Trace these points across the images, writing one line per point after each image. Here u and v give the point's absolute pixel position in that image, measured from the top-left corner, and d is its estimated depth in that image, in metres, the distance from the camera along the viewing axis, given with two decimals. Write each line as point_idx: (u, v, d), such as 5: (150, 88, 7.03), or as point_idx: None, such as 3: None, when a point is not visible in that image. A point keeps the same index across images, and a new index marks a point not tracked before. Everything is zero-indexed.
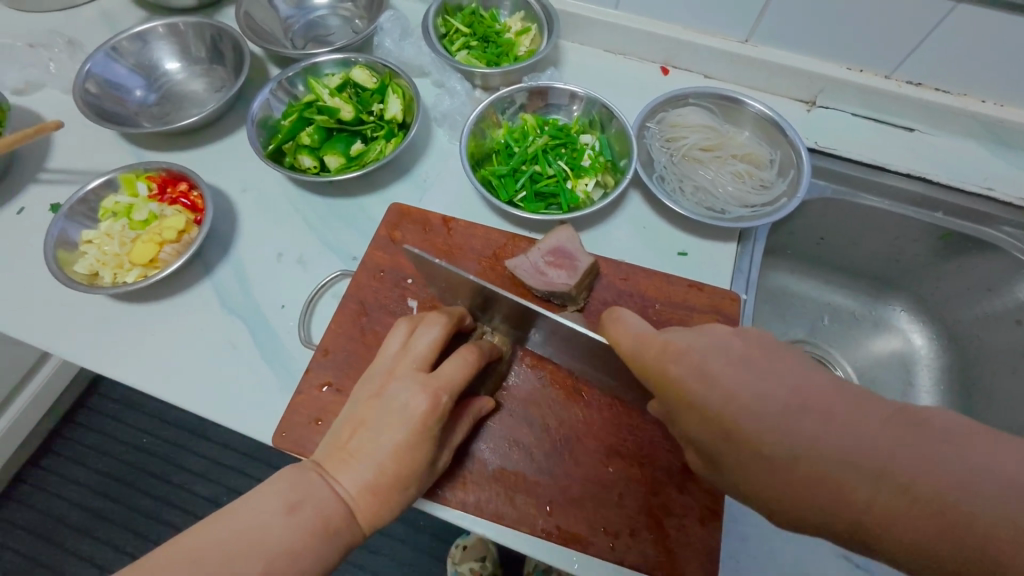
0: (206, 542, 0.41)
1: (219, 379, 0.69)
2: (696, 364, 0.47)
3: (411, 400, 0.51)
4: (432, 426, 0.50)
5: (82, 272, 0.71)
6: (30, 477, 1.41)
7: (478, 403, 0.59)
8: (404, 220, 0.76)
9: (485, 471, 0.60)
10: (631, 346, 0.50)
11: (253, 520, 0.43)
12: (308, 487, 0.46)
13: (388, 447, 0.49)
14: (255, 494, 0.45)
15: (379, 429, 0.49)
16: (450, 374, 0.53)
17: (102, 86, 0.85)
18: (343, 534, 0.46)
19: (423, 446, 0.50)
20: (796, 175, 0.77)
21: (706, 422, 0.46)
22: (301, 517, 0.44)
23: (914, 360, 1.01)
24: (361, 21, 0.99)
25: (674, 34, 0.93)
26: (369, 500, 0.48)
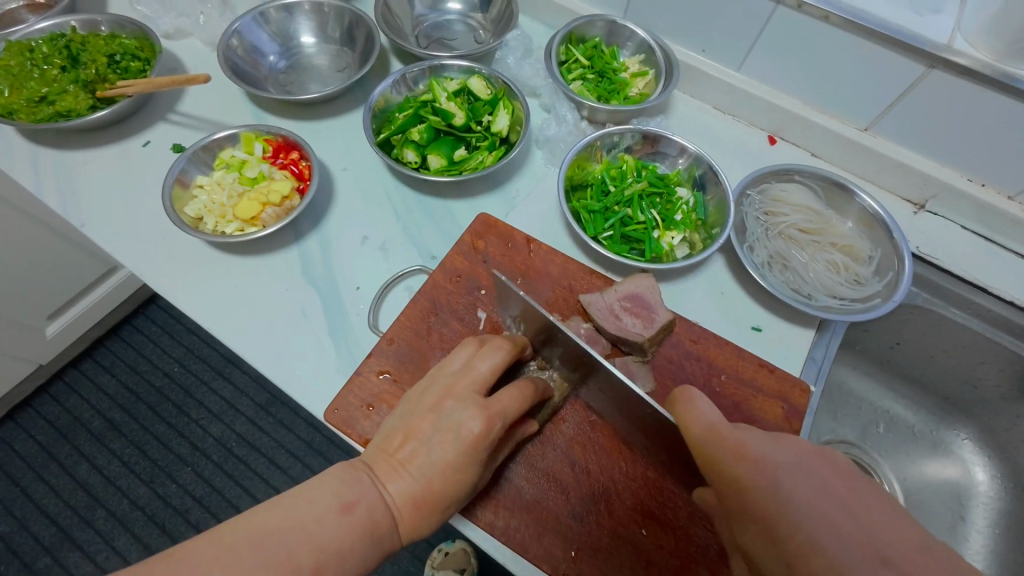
0: (266, 526, 0.43)
1: (283, 343, 0.71)
2: (764, 467, 0.46)
3: (465, 422, 0.51)
4: (482, 451, 0.51)
5: (190, 214, 0.76)
6: (69, 377, 1.51)
7: (522, 428, 0.58)
8: (489, 231, 0.77)
9: (519, 499, 0.59)
10: (699, 431, 0.49)
11: (309, 511, 0.44)
12: (359, 487, 0.48)
13: (437, 464, 0.50)
14: (311, 487, 0.47)
15: (431, 444, 0.50)
16: (507, 403, 0.53)
17: (243, 46, 0.91)
18: (385, 539, 0.47)
19: (470, 470, 0.50)
20: (895, 278, 0.74)
21: (761, 532, 0.45)
22: (352, 516, 0.46)
23: (970, 494, 0.96)
24: (486, 33, 1.03)
25: (792, 109, 0.91)
26: (411, 511, 0.49)
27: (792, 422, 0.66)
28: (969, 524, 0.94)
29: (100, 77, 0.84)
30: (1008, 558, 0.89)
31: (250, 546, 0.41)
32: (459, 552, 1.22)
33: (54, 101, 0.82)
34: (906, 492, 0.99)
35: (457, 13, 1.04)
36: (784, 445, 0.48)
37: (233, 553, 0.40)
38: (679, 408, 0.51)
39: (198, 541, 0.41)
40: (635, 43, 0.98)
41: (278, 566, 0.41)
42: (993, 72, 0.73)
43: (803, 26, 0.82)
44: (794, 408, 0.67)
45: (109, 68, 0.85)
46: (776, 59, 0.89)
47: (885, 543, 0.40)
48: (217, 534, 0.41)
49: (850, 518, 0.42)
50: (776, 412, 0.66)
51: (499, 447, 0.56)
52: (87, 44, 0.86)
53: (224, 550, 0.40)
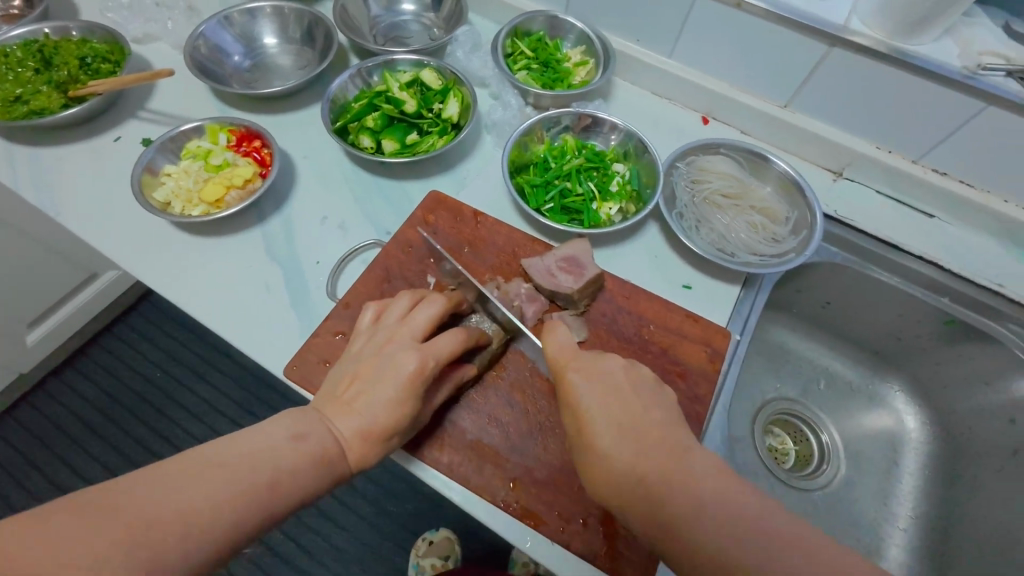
0: (224, 454, 0.47)
1: (248, 315, 0.77)
2: (592, 375, 0.59)
3: (402, 362, 0.57)
4: (419, 386, 0.57)
5: (158, 199, 0.82)
6: (51, 385, 1.53)
7: (460, 370, 0.64)
8: (439, 207, 0.84)
9: (463, 438, 0.65)
10: (553, 351, 0.62)
11: (263, 441, 0.50)
12: (309, 423, 0.54)
13: (379, 400, 0.56)
14: (264, 426, 0.52)
15: (373, 384, 0.56)
16: (441, 345, 0.60)
17: (208, 47, 0.97)
18: (336, 467, 0.53)
19: (409, 404, 0.57)
20: (807, 235, 0.82)
21: (573, 420, 0.58)
22: (304, 445, 0.51)
23: (903, 441, 1.03)
24: (439, 31, 1.10)
25: (718, 89, 1.00)
26: (359, 443, 0.55)
27: (714, 363, 0.72)
28: (904, 468, 1.01)
29: (72, 78, 0.90)
30: (937, 496, 0.96)
31: (213, 467, 0.46)
32: (443, 541, 1.26)
33: (28, 101, 0.87)
34: (846, 443, 1.05)
35: (411, 13, 1.12)
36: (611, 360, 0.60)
37: (197, 472, 0.45)
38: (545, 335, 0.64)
39: (164, 464, 0.45)
40: (575, 35, 1.06)
41: (240, 482, 0.46)
42: (887, 48, 0.82)
43: (718, 12, 0.90)
44: (716, 352, 0.73)
45: (81, 70, 0.91)
46: (700, 45, 0.97)
47: (641, 424, 0.54)
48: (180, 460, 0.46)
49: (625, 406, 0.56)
50: (699, 355, 0.73)
51: (439, 388, 0.62)
52: (59, 48, 0.92)
53: (184, 473, 0.44)
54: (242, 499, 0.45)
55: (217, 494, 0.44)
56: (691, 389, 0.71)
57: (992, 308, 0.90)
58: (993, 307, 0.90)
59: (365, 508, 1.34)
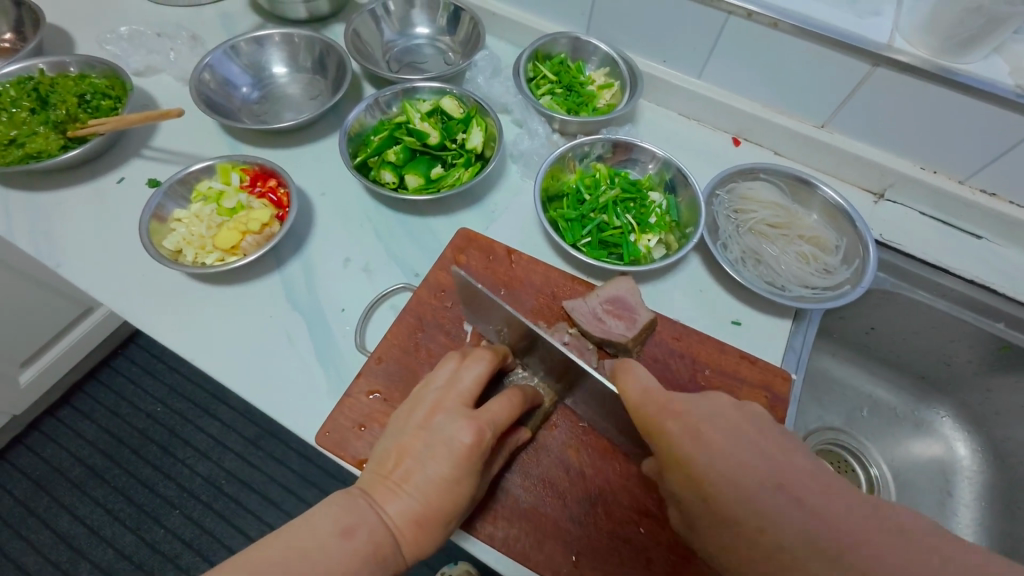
0: (267, 561, 0.42)
1: (271, 370, 0.71)
2: (692, 423, 0.50)
3: (455, 435, 0.51)
4: (476, 461, 0.51)
5: (169, 247, 0.76)
6: (46, 427, 1.45)
7: (515, 435, 0.59)
8: (471, 246, 0.79)
9: (517, 507, 0.59)
10: (640, 401, 0.52)
11: (309, 540, 0.44)
12: (357, 512, 0.48)
13: (434, 480, 0.50)
14: (309, 520, 0.47)
15: (425, 461, 0.51)
16: (495, 411, 0.54)
17: (215, 80, 0.92)
18: (389, 562, 0.47)
19: (466, 481, 0.51)
20: (862, 265, 0.77)
21: (685, 478, 0.49)
22: (353, 541, 0.46)
23: (955, 469, 0.99)
24: (455, 55, 1.06)
25: (752, 110, 0.96)
26: (413, 530, 0.49)
27: (777, 410, 0.68)
28: (957, 498, 0.97)
29: (70, 117, 0.84)
30: (997, 529, 0.92)
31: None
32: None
33: (24, 143, 0.81)
34: (895, 473, 1.01)
35: (425, 37, 1.08)
36: (706, 399, 0.53)
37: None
38: (620, 377, 0.55)
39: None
40: (599, 57, 1.02)
41: None
42: (935, 68, 0.78)
43: (754, 32, 0.86)
44: (777, 396, 0.68)
45: (80, 108, 0.85)
46: (734, 65, 0.93)
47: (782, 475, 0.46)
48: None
49: (749, 449, 0.48)
50: (760, 401, 0.68)
51: (492, 457, 0.56)
52: (56, 85, 0.86)
53: None
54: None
55: None
56: None
57: None
58: None
59: None
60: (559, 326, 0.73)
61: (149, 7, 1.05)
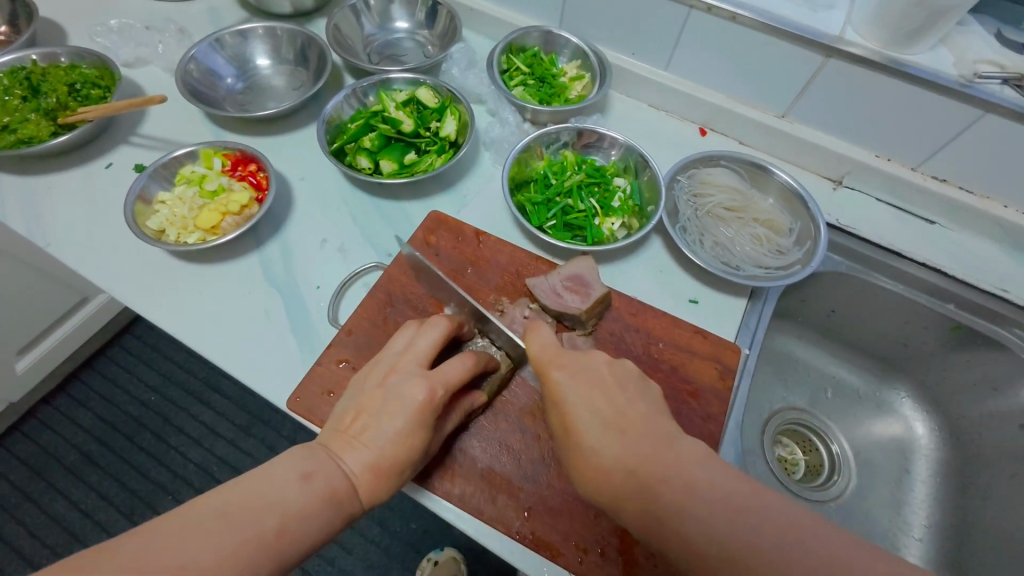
0: (230, 501, 0.46)
1: (248, 343, 0.75)
2: (574, 371, 0.59)
3: (409, 393, 0.55)
4: (429, 416, 0.55)
5: (152, 228, 0.80)
6: (41, 414, 1.49)
7: (471, 397, 0.63)
8: (440, 227, 0.83)
9: (474, 467, 0.63)
10: (536, 351, 0.61)
11: (271, 484, 0.48)
12: (317, 461, 0.52)
13: (389, 433, 0.54)
14: (270, 467, 0.51)
15: (381, 416, 0.55)
16: (448, 373, 0.58)
17: (200, 70, 0.96)
18: (345, 506, 0.51)
19: (419, 435, 0.55)
20: (812, 246, 0.81)
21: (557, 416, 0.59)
22: (311, 486, 0.49)
23: (913, 446, 1.03)
24: (433, 48, 1.10)
25: (716, 101, 1.00)
26: (369, 478, 0.53)
27: (725, 380, 0.71)
28: (914, 474, 1.01)
29: (61, 105, 0.88)
30: (950, 503, 0.95)
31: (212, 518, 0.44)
32: (449, 560, 1.22)
33: (16, 130, 0.85)
34: (856, 452, 1.04)
35: (405, 31, 1.12)
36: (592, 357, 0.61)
37: (192, 525, 0.43)
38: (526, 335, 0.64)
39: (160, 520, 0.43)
40: (570, 50, 1.06)
41: (241, 531, 0.44)
42: (884, 59, 0.82)
43: (714, 24, 0.90)
44: (726, 367, 0.72)
45: (70, 97, 0.89)
46: (697, 57, 0.97)
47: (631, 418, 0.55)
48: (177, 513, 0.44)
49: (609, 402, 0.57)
50: (709, 372, 0.72)
51: (447, 416, 0.60)
52: (47, 75, 0.90)
53: (188, 523, 0.43)
54: (244, 550, 0.43)
55: (223, 545, 0.43)
56: (703, 407, 0.70)
57: (997, 313, 0.90)
58: (997, 313, 0.90)
59: (366, 530, 1.31)
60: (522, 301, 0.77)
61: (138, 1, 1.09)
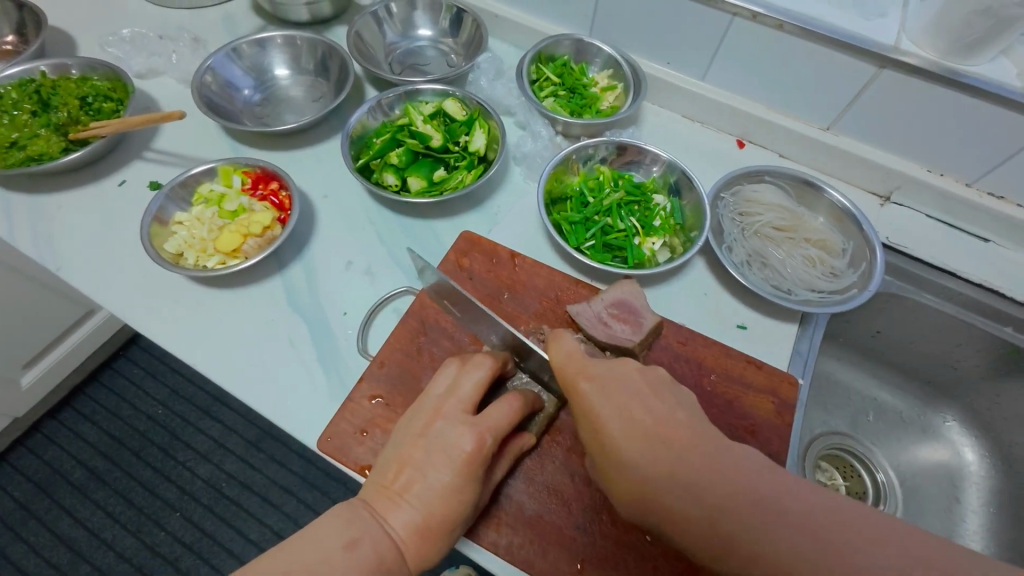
0: (272, 575, 0.42)
1: (272, 375, 0.70)
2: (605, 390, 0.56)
3: (456, 444, 0.50)
4: (478, 468, 0.50)
5: (170, 251, 0.75)
6: (47, 428, 1.45)
7: (518, 440, 0.58)
8: (474, 248, 0.78)
9: (521, 515, 0.58)
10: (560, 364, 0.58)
11: (314, 553, 0.44)
12: (360, 524, 0.47)
13: (436, 489, 0.49)
14: (311, 532, 0.47)
15: (426, 470, 0.50)
16: (497, 418, 0.53)
17: (217, 82, 0.92)
18: (394, 574, 0.47)
19: (468, 490, 0.50)
20: (869, 269, 0.77)
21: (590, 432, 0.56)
22: (356, 554, 0.45)
23: (963, 474, 0.98)
24: (457, 57, 1.05)
25: (756, 113, 0.95)
26: (416, 540, 0.48)
27: (784, 416, 0.67)
28: (965, 504, 0.96)
29: (72, 119, 0.84)
30: (1005, 536, 0.90)
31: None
32: None
33: (25, 146, 0.81)
34: (903, 479, 0.99)
35: (428, 39, 1.07)
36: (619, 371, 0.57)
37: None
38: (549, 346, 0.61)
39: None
40: (602, 59, 1.01)
41: None
42: (943, 70, 0.77)
43: (758, 33, 0.86)
44: (785, 402, 0.68)
45: (82, 110, 0.85)
46: (738, 67, 0.92)
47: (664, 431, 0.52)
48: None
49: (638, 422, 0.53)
50: (767, 406, 0.67)
51: (495, 464, 0.55)
52: (57, 87, 0.86)
53: None
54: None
55: None
56: (762, 445, 0.65)
57: None
58: None
59: None
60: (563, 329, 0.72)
61: (151, 9, 1.05)
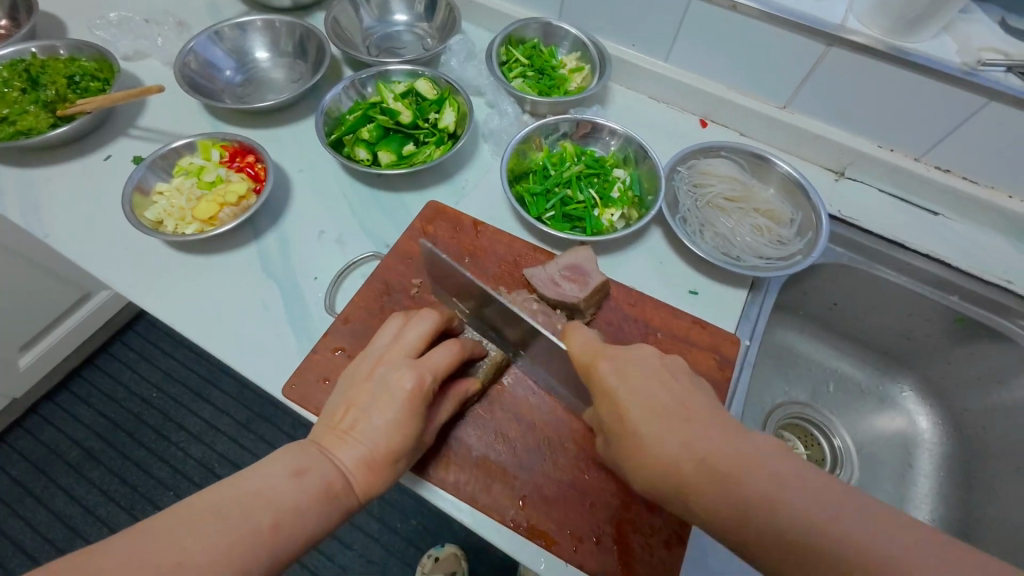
0: (222, 499, 0.46)
1: (246, 334, 0.75)
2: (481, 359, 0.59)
3: (398, 383, 0.55)
4: (419, 404, 0.55)
5: (150, 218, 0.80)
6: (44, 410, 1.50)
7: (461, 385, 0.62)
8: (439, 216, 0.83)
9: (469, 456, 0.63)
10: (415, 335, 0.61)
11: (265, 482, 0.48)
12: (309, 457, 0.52)
13: (380, 425, 0.54)
14: (261, 464, 0.50)
15: (371, 408, 0.55)
16: (436, 360, 0.58)
17: (199, 63, 0.96)
18: (342, 499, 0.51)
19: (411, 424, 0.55)
20: (814, 237, 0.81)
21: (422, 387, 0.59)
22: (304, 480, 0.50)
23: (917, 440, 1.02)
24: (432, 40, 1.10)
25: (716, 92, 0.99)
26: (363, 470, 0.53)
27: (723, 371, 0.71)
28: (919, 469, 0.99)
29: (59, 97, 0.88)
30: (954, 497, 0.94)
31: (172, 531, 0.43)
32: (450, 557, 1.19)
33: (14, 122, 0.85)
34: (860, 447, 1.03)
35: (404, 24, 1.12)
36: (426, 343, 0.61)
37: (182, 528, 0.43)
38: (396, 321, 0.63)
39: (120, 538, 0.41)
40: (570, 42, 1.06)
41: (236, 531, 0.44)
42: (886, 46, 0.81)
43: (713, 13, 0.89)
44: (724, 358, 0.72)
45: (69, 89, 0.89)
46: (696, 48, 0.96)
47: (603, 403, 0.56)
48: (166, 515, 0.44)
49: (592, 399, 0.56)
50: (709, 362, 0.71)
51: (438, 405, 0.60)
52: (46, 68, 0.90)
53: (177, 524, 0.43)
54: (237, 547, 0.43)
55: (216, 547, 0.42)
56: None
57: (1004, 306, 0.89)
58: (1004, 305, 0.89)
59: (366, 523, 1.28)
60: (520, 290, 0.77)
61: None
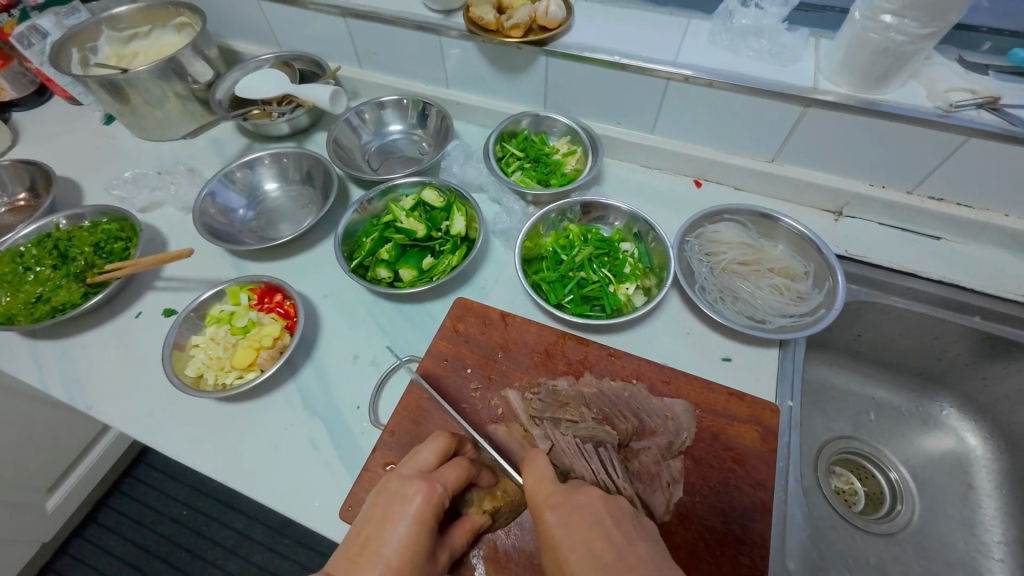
0: None
1: (296, 476, 0.75)
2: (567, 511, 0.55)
3: (410, 495, 0.56)
4: (430, 517, 0.55)
5: (190, 374, 0.82)
6: (73, 548, 1.46)
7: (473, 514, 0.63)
8: (467, 314, 0.85)
9: (531, 563, 0.63)
10: (531, 485, 0.59)
11: None
12: None
13: (392, 544, 0.53)
14: None
15: (383, 529, 0.54)
16: (446, 473, 0.60)
17: (215, 208, 1.01)
18: None
19: (424, 540, 0.54)
20: (832, 287, 0.83)
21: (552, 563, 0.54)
22: None
23: (969, 460, 1.01)
24: (428, 145, 1.17)
25: (705, 156, 1.04)
26: None
27: (769, 443, 0.70)
28: (980, 490, 0.98)
29: (88, 265, 0.91)
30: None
31: None
32: None
33: (49, 296, 0.88)
34: (914, 474, 1.02)
35: (400, 133, 1.19)
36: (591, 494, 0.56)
37: None
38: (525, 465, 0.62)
39: None
40: (559, 129, 1.12)
41: None
42: (858, 102, 0.86)
43: (692, 91, 0.95)
44: (769, 430, 0.71)
45: (96, 255, 0.93)
46: (680, 120, 1.02)
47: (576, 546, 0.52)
48: None
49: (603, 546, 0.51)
50: (751, 435, 0.71)
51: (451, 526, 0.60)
52: (73, 237, 0.94)
53: None
54: None
55: None
56: (750, 474, 0.68)
57: None
58: None
59: None
60: (558, 378, 0.78)
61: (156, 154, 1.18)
